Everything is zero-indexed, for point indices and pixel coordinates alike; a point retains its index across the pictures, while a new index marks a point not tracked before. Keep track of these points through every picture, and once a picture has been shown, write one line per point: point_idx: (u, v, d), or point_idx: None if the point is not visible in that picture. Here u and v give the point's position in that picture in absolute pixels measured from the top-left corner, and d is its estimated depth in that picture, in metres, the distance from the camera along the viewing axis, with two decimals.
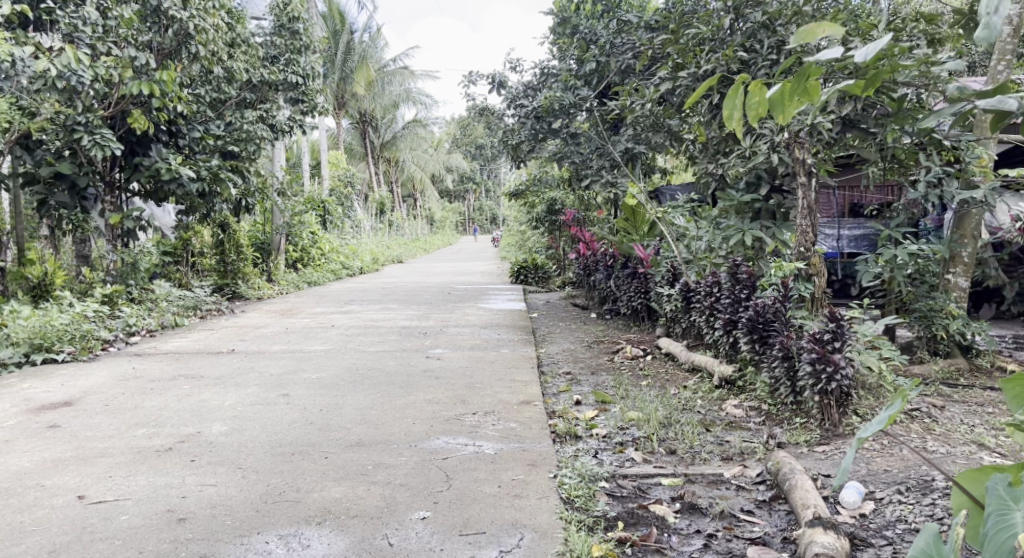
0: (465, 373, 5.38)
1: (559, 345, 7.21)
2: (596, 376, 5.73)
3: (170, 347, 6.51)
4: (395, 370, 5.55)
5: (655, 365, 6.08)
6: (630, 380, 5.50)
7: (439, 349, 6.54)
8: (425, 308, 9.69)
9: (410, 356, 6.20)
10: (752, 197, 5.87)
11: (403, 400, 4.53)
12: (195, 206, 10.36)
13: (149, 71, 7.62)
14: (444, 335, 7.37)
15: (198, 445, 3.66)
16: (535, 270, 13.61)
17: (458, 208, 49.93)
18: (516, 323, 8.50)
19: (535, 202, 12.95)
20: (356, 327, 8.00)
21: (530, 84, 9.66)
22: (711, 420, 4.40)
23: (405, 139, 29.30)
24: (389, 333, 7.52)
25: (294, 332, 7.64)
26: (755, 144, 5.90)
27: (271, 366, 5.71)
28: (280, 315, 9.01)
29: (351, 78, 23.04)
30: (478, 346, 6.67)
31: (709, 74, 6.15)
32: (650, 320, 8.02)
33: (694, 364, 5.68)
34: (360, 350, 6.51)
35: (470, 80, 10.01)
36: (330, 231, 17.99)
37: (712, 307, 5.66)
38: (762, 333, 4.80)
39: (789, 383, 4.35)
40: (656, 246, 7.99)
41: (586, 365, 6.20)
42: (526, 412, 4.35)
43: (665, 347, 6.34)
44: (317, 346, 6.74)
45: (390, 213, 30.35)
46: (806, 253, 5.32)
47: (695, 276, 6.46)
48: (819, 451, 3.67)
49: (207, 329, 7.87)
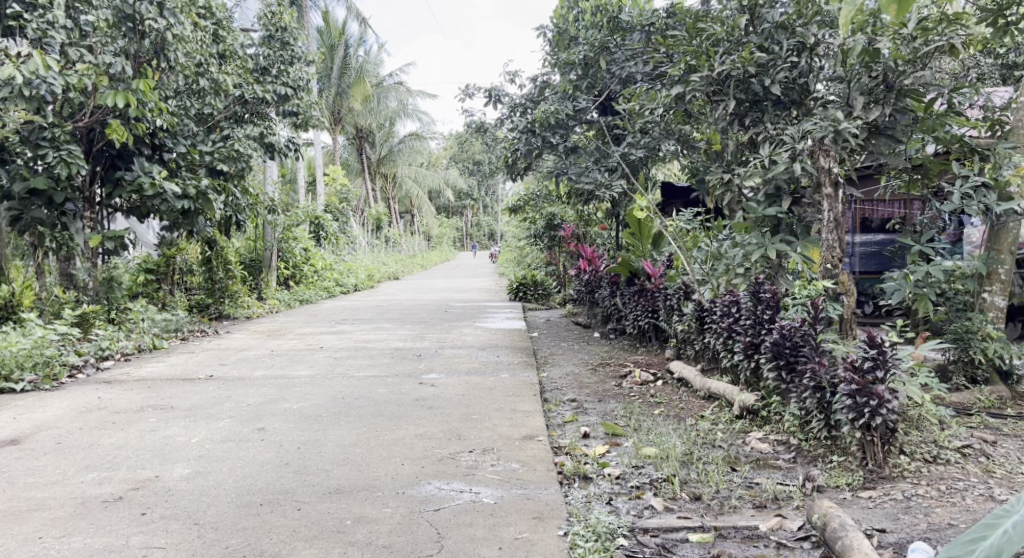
0: (461, 402, 4.93)
1: (561, 368, 6.77)
2: (604, 404, 5.28)
3: (143, 374, 6.06)
4: (385, 398, 5.09)
5: (666, 391, 5.64)
6: (642, 410, 5.06)
7: (433, 373, 6.08)
8: (420, 328, 9.24)
9: (401, 381, 5.74)
10: (775, 210, 5.38)
11: (391, 434, 4.08)
12: (179, 222, 9.94)
13: (127, 80, 7.19)
14: (439, 358, 6.92)
15: (153, 493, 3.20)
16: (535, 287, 13.13)
17: (456, 224, 49.59)
18: (516, 343, 8.06)
19: (534, 218, 12.53)
20: (346, 349, 7.54)
21: (529, 97, 9.28)
22: (736, 457, 4.02)
23: (403, 154, 28.93)
24: (380, 356, 7.05)
25: (279, 356, 7.18)
26: (773, 152, 5.42)
27: (250, 394, 5.26)
28: (267, 336, 8.57)
29: (348, 94, 22.67)
30: (475, 371, 6.22)
31: (724, 78, 5.75)
32: (657, 341, 7.58)
33: (709, 392, 5.24)
34: (348, 376, 6.06)
35: (465, 93, 9.63)
36: (324, 247, 17.54)
37: (730, 329, 5.22)
38: (789, 359, 4.35)
39: (823, 417, 3.91)
40: (665, 262, 7.64)
41: (593, 391, 5.76)
42: (528, 448, 3.90)
43: (677, 371, 5.90)
44: (302, 371, 6.29)
45: (387, 228, 29.94)
46: (833, 269, 4.87)
47: (710, 295, 6.09)
48: (867, 499, 3.29)
49: (187, 352, 7.40)
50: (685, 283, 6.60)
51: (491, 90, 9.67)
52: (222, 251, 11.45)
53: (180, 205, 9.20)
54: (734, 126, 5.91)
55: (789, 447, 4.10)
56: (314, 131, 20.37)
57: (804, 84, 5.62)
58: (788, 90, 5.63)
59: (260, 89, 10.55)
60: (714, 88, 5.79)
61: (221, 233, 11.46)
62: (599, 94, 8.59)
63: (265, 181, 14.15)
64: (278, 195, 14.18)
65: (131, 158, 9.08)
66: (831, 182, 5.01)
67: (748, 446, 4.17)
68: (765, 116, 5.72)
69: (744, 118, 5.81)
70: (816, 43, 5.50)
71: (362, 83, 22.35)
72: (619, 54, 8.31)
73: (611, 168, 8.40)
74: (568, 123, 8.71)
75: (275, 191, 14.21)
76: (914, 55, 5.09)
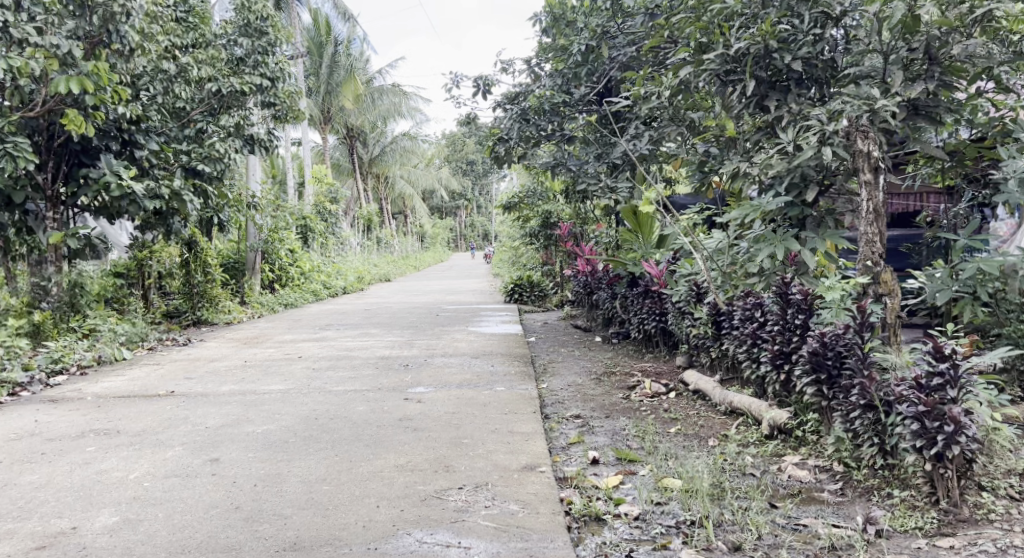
0: (450, 422, 4.31)
1: (563, 378, 6.17)
2: (613, 422, 4.69)
3: (96, 390, 5.45)
4: (363, 418, 4.46)
5: (682, 404, 5.05)
6: (656, 428, 4.50)
7: (420, 387, 5.45)
8: (409, 333, 8.61)
9: (384, 397, 5.11)
10: (782, 196, 4.81)
11: (367, 466, 3.48)
12: (151, 222, 9.35)
13: (75, 65, 6.70)
14: (428, 367, 6.31)
15: (63, 554, 2.66)
16: (531, 289, 12.54)
17: (450, 225, 48.98)
18: (512, 349, 7.45)
19: (529, 216, 11.87)
20: (327, 359, 6.91)
21: (524, 84, 8.60)
22: (774, 488, 3.44)
23: (395, 155, 28.36)
24: (363, 366, 6.42)
25: (252, 367, 6.54)
26: (798, 136, 4.78)
27: (210, 415, 4.63)
28: (242, 344, 7.96)
29: (338, 92, 22.08)
30: (467, 383, 5.58)
31: (742, 54, 5.03)
32: (665, 346, 7.00)
33: (732, 407, 4.64)
34: (325, 391, 5.43)
35: (453, 83, 9.00)
36: (312, 248, 16.92)
37: (756, 335, 4.62)
38: (831, 374, 3.76)
39: (878, 441, 3.33)
40: (671, 262, 7.01)
41: (600, 406, 5.17)
42: (528, 483, 3.29)
43: (693, 382, 5.31)
44: (275, 385, 5.66)
45: (379, 229, 29.30)
46: (873, 266, 4.26)
47: (726, 296, 5.49)
48: (948, 549, 2.79)
49: (152, 363, 6.77)
50: (696, 282, 5.99)
51: (479, 79, 9.06)
52: (201, 253, 10.84)
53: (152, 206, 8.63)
54: (751, 109, 5.19)
55: (834, 476, 3.51)
56: (303, 128, 19.74)
57: (830, 60, 4.95)
58: (812, 66, 4.95)
59: (237, 81, 10.04)
60: (732, 66, 5.07)
61: (200, 234, 10.86)
62: (599, 81, 7.99)
63: (249, 179, 13.50)
64: (262, 193, 13.54)
65: (95, 154, 8.56)
66: (869, 167, 4.34)
67: (786, 474, 3.58)
68: (788, 96, 4.99)
69: (765, 101, 5.06)
70: (843, 14, 4.83)
71: (352, 80, 21.76)
72: (619, 37, 7.69)
73: (612, 165, 7.73)
74: (563, 111, 8.09)
75: (258, 190, 13.56)
76: (962, 21, 4.44)
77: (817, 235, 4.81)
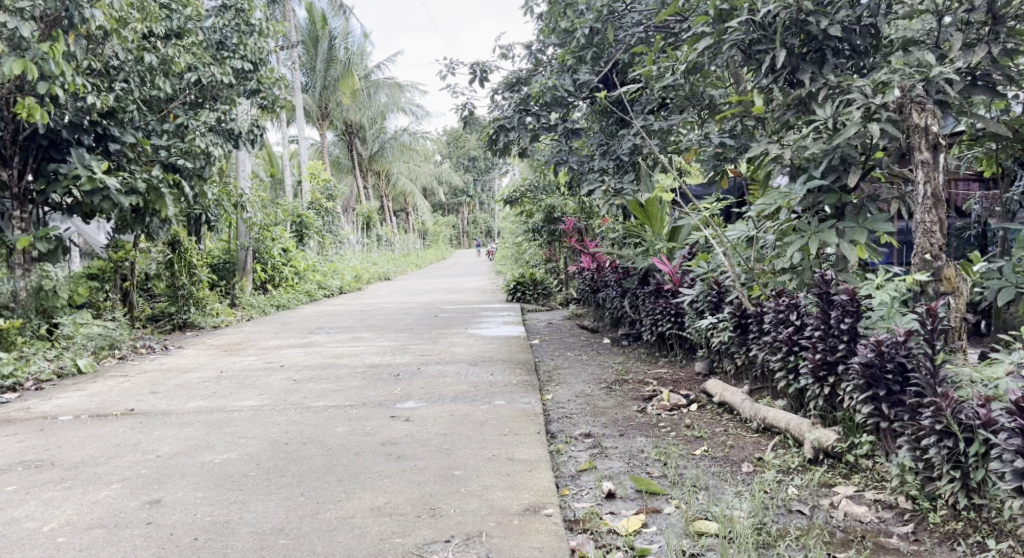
0: (439, 447, 3.72)
1: (569, 388, 5.57)
2: (628, 445, 4.11)
3: (46, 410, 4.85)
4: (340, 443, 3.87)
5: (706, 419, 4.47)
6: (679, 451, 3.93)
7: (410, 401, 4.85)
8: (403, 338, 8.01)
9: (367, 416, 4.51)
10: (817, 182, 4.21)
11: (335, 510, 2.93)
12: (128, 223, 8.78)
13: (30, 48, 6.17)
14: (421, 378, 5.71)
15: None
16: (534, 286, 11.93)
17: (452, 222, 48.35)
18: (513, 354, 6.86)
19: (531, 211, 11.21)
20: (312, 368, 6.31)
21: (524, 71, 7.97)
22: (831, 531, 2.90)
23: (394, 151, 27.74)
24: (349, 377, 5.82)
25: (227, 378, 5.94)
26: (837, 111, 4.15)
27: (166, 440, 4.03)
28: (223, 352, 7.37)
29: (335, 87, 21.47)
30: (462, 396, 4.98)
31: (771, 19, 4.38)
32: (681, 348, 6.41)
33: (765, 423, 4.05)
34: (302, 407, 4.83)
35: (449, 70, 8.39)
36: (307, 247, 16.28)
37: (793, 342, 4.00)
38: (891, 389, 3.15)
39: (961, 476, 2.77)
40: (686, 257, 6.40)
41: (613, 422, 4.60)
42: (532, 533, 2.77)
43: (718, 393, 4.72)
44: (249, 401, 5.06)
45: (379, 227, 28.71)
46: (932, 261, 3.62)
47: (751, 296, 4.86)
48: None
49: (119, 376, 6.18)
50: (716, 279, 5.37)
51: (476, 66, 8.44)
52: (186, 253, 10.26)
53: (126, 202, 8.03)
54: (781, 83, 4.53)
55: (900, 515, 2.94)
56: (298, 124, 19.12)
57: (870, 25, 4.34)
58: (851, 32, 4.34)
59: (218, 72, 9.50)
60: (758, 34, 4.42)
61: (184, 233, 10.28)
62: (604, 65, 7.33)
63: (239, 175, 12.89)
64: (252, 190, 12.94)
65: (65, 148, 8.00)
66: (928, 144, 3.65)
67: (840, 511, 3.00)
68: (824, 68, 4.35)
69: (798, 74, 4.41)
70: None
71: (350, 76, 21.17)
72: (627, 18, 7.03)
73: (618, 158, 7.13)
74: (565, 99, 7.45)
75: (248, 186, 12.94)
76: None
77: (853, 225, 4.21)
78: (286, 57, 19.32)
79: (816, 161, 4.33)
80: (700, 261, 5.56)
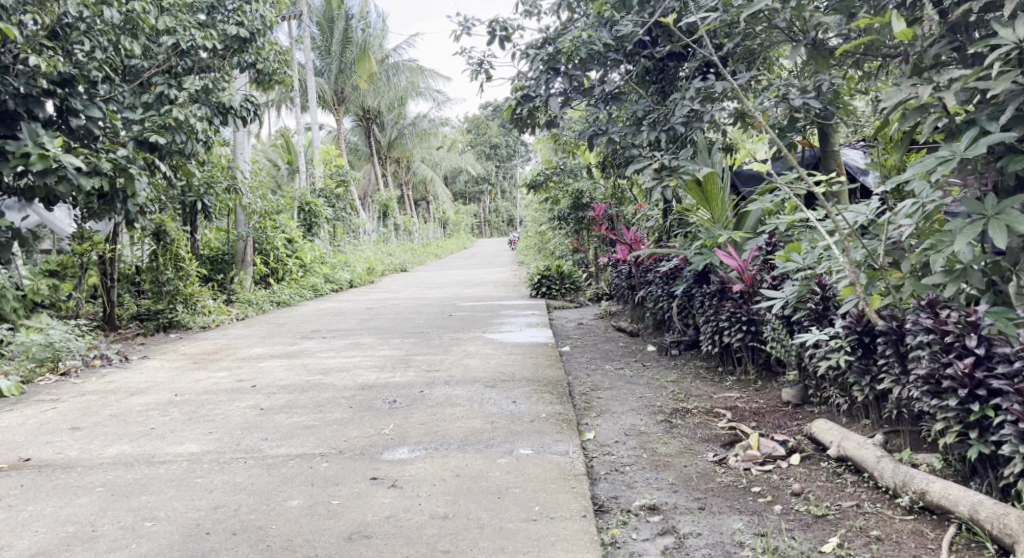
0: (431, 548, 2.57)
1: (616, 422, 4.23)
2: (716, 529, 2.81)
3: None
4: (288, 533, 2.69)
5: (822, 482, 3.15)
6: (799, 548, 2.64)
7: (402, 449, 3.57)
8: (410, 346, 6.69)
9: (338, 477, 3.21)
10: (1001, 141, 2.84)
11: None
12: (98, 212, 7.45)
13: None
14: (422, 406, 4.43)
15: None
16: (560, 280, 10.44)
17: (473, 211, 46.88)
18: (541, 369, 5.57)
19: (557, 197, 9.83)
20: (288, 391, 4.99)
21: (552, 28, 6.55)
22: None
23: (414, 137, 26.37)
24: (330, 406, 4.50)
25: (179, 405, 4.64)
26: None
27: (37, 524, 2.77)
28: (191, 365, 6.07)
29: (351, 70, 20.07)
30: (473, 439, 3.71)
31: None
32: (753, 364, 5.05)
33: (924, 500, 2.75)
34: (255, 458, 3.52)
35: (463, 28, 7.02)
36: (315, 238, 14.95)
37: (976, 381, 2.65)
38: None
39: None
40: (761, 245, 5.08)
41: (685, 487, 3.27)
42: None
43: (830, 438, 3.42)
44: (190, 444, 3.74)
45: (397, 215, 27.30)
46: None
47: (875, 300, 3.53)
48: None
49: (48, 400, 4.88)
50: (818, 279, 4.03)
51: (494, 23, 7.06)
52: (173, 244, 8.94)
53: (88, 185, 6.61)
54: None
55: None
56: (310, 108, 17.75)
57: None
58: None
59: (200, 35, 8.14)
60: None
61: (169, 221, 8.97)
62: (651, 14, 5.93)
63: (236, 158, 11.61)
64: (252, 174, 11.61)
65: (15, 123, 6.63)
66: None
67: None
68: None
69: None
70: None
71: (368, 59, 19.71)
72: None
73: (672, 132, 5.77)
74: (604, 56, 6.05)
75: (247, 170, 11.64)
76: None
77: None
78: (297, 35, 17.99)
79: (985, 109, 3.02)
80: (792, 255, 4.20)
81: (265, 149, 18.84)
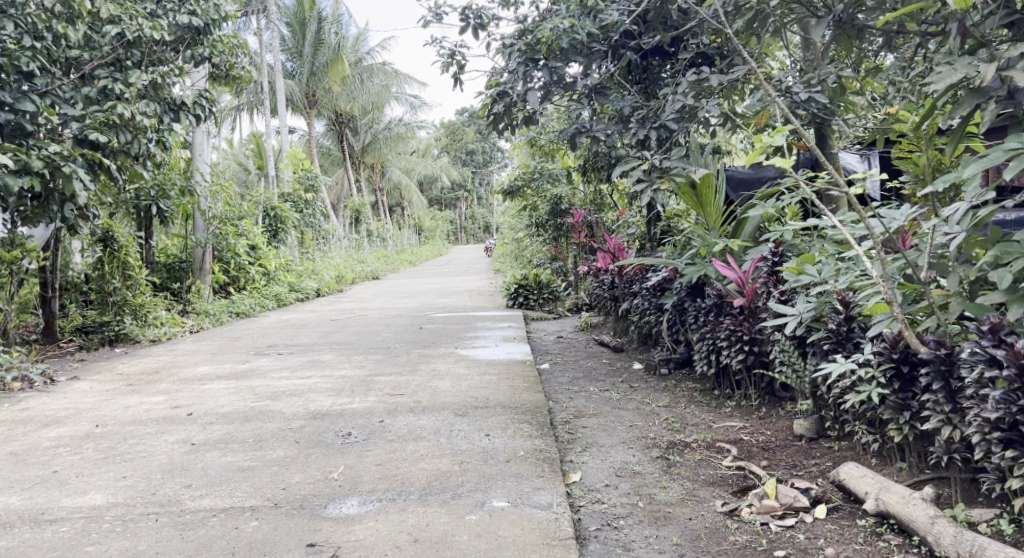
0: None
1: (605, 459, 3.64)
2: None
3: None
4: None
5: (864, 547, 2.63)
6: None
7: (351, 501, 2.96)
8: (373, 364, 6.07)
9: (265, 544, 2.62)
10: None
11: None
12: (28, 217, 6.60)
13: None
14: (380, 440, 3.82)
15: None
16: (539, 290, 9.67)
17: (449, 218, 46.16)
18: (517, 391, 4.98)
19: (535, 203, 9.26)
20: (228, 421, 4.34)
21: (530, 19, 5.97)
22: None
23: (388, 142, 25.63)
24: (273, 441, 3.87)
25: (96, 439, 3.98)
26: None
27: None
28: (122, 388, 5.38)
29: (324, 73, 19.34)
30: (437, 486, 3.11)
31: None
32: (753, 388, 4.49)
33: None
34: (169, 514, 2.89)
35: (434, 18, 6.42)
36: (280, 245, 14.21)
37: None
38: None
39: None
40: (762, 254, 4.51)
41: (693, 551, 2.69)
42: None
43: (863, 486, 2.87)
44: (94, 494, 3.09)
45: (369, 222, 26.50)
46: None
47: (912, 320, 2.98)
48: None
49: None
50: (840, 294, 3.46)
51: (468, 11, 6.48)
52: (121, 251, 8.05)
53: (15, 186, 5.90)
54: None
55: None
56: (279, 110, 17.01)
57: None
58: None
59: (150, 24, 7.33)
60: None
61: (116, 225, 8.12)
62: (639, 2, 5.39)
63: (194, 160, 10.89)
64: (211, 176, 10.90)
65: None
66: None
67: None
68: None
69: None
70: None
71: (340, 62, 18.96)
72: None
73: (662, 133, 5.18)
74: (586, 47, 5.47)
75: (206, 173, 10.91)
76: None
77: None
78: (265, 36, 17.23)
79: None
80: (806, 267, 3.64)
81: (231, 152, 17.99)
